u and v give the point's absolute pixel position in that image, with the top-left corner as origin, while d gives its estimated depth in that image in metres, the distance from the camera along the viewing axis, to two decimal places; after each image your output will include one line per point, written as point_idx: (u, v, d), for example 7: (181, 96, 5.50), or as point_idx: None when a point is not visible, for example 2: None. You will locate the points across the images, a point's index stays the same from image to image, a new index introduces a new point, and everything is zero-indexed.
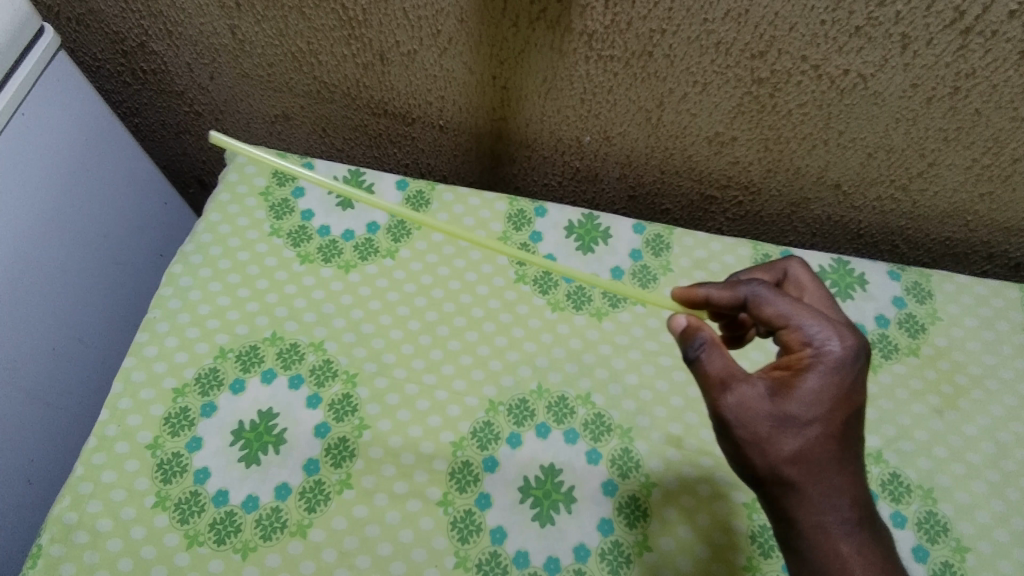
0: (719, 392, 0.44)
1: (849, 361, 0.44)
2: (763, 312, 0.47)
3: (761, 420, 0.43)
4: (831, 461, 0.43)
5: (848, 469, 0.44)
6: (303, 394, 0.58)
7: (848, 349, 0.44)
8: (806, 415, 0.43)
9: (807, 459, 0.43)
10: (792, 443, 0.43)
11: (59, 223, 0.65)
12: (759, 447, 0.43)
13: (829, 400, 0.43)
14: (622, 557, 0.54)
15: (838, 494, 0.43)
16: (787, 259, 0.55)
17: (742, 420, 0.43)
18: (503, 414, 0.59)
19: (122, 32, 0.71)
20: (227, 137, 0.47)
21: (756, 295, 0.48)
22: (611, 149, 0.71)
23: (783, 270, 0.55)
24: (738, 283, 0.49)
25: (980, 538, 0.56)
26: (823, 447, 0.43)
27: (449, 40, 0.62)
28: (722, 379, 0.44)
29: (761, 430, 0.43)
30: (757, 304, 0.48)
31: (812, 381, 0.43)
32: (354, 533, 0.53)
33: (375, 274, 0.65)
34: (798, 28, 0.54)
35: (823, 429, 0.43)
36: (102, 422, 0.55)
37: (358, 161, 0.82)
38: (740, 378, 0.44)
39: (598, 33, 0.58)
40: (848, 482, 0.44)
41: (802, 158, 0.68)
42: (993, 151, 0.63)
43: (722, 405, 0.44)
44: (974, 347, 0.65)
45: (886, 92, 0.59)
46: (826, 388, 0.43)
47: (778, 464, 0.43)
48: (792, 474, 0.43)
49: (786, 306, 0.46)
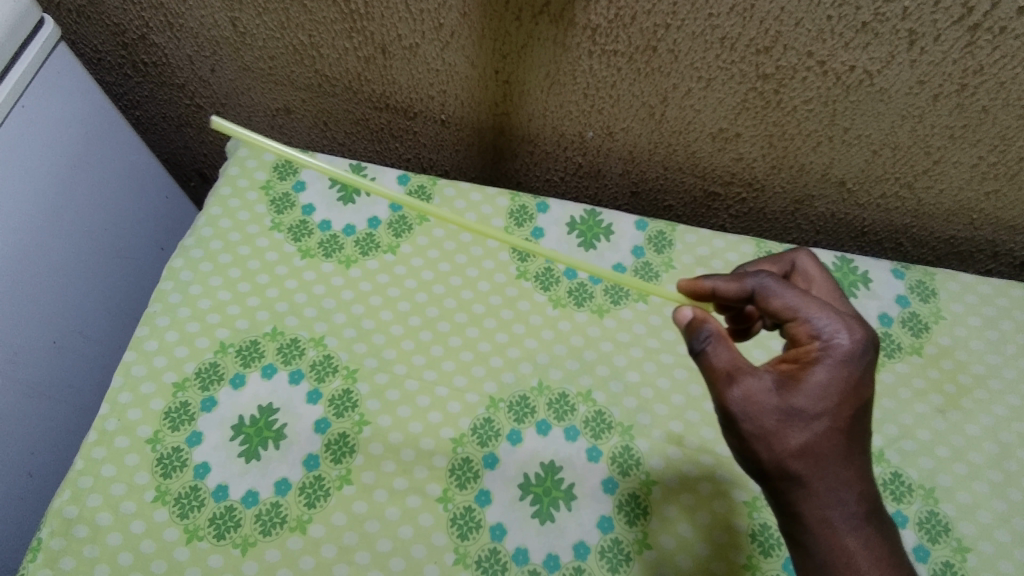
0: (725, 385, 0.44)
1: (857, 354, 0.44)
2: (770, 304, 0.47)
3: (766, 414, 0.43)
4: (837, 456, 0.43)
5: (854, 464, 0.44)
6: (303, 390, 0.58)
7: (857, 343, 0.44)
8: (813, 409, 0.43)
9: (814, 453, 0.43)
10: (799, 437, 0.43)
11: (60, 216, 0.65)
12: (765, 440, 0.43)
13: (836, 394, 0.43)
14: (622, 555, 0.54)
15: (844, 488, 0.43)
16: (794, 251, 0.55)
17: (748, 413, 0.43)
18: (503, 410, 0.59)
19: (122, 24, 0.70)
20: (229, 124, 0.46)
21: (764, 287, 0.47)
22: (613, 145, 0.71)
23: (791, 263, 0.54)
24: (745, 275, 0.49)
25: (980, 538, 0.56)
26: (830, 442, 0.43)
27: (451, 33, 0.61)
28: (728, 372, 0.44)
29: (767, 424, 0.43)
30: (764, 296, 0.47)
31: (820, 374, 0.43)
32: (354, 529, 0.53)
33: (375, 269, 0.65)
34: (804, 24, 0.54)
35: (830, 423, 0.43)
36: (102, 417, 0.55)
37: (359, 155, 0.82)
38: (746, 371, 0.44)
39: (602, 26, 0.57)
40: (854, 477, 0.44)
41: (807, 155, 0.68)
42: (999, 149, 0.63)
43: (728, 398, 0.43)
44: (978, 346, 0.64)
45: (892, 88, 0.58)
46: (834, 381, 0.43)
47: (784, 458, 0.43)
48: (798, 468, 0.43)
49: (794, 299, 0.46)
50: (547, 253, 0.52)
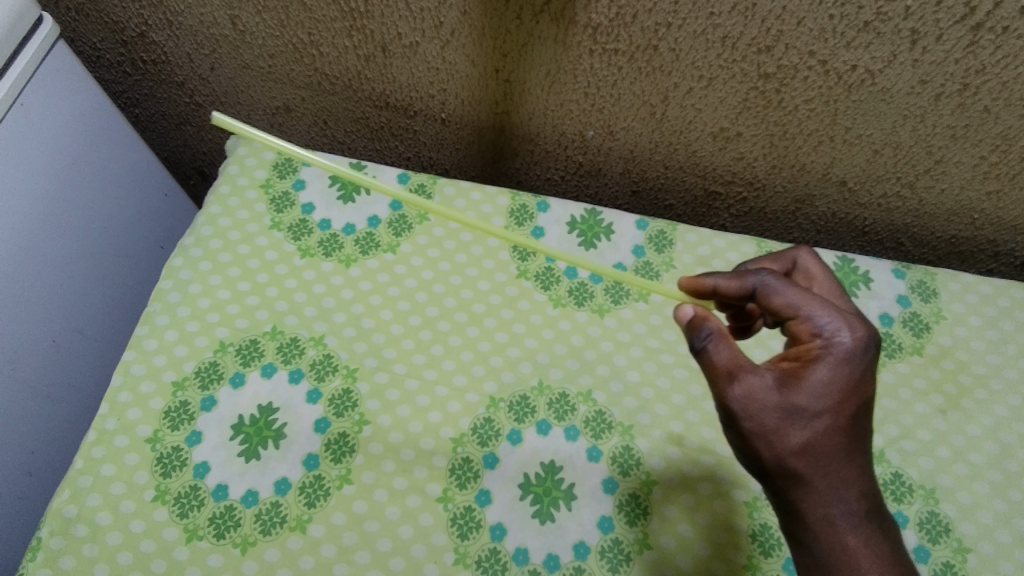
0: (725, 383, 0.44)
1: (858, 353, 0.44)
2: (771, 302, 0.47)
3: (767, 412, 0.43)
4: (838, 454, 0.43)
5: (855, 462, 0.44)
6: (303, 389, 0.58)
7: (858, 341, 0.44)
8: (814, 407, 0.43)
9: (814, 451, 0.43)
10: (800, 434, 0.42)
11: (59, 215, 0.65)
12: (766, 438, 0.43)
13: (838, 392, 0.43)
14: (622, 555, 0.54)
15: (844, 486, 0.43)
16: (795, 249, 0.55)
17: (749, 411, 0.43)
18: (504, 410, 0.59)
19: (121, 22, 0.70)
20: (231, 119, 0.46)
21: (765, 284, 0.47)
22: (614, 144, 0.71)
23: (792, 261, 0.54)
24: (746, 273, 0.49)
25: (981, 538, 0.56)
26: (831, 440, 0.43)
27: (451, 32, 0.61)
28: (729, 369, 0.44)
29: (768, 422, 0.43)
30: (765, 294, 0.47)
31: (821, 372, 0.43)
32: (354, 529, 0.53)
33: (376, 268, 0.65)
34: (806, 23, 0.54)
35: (830, 421, 0.43)
36: (102, 416, 0.55)
37: (359, 154, 0.81)
38: (747, 369, 0.44)
39: (602, 25, 0.57)
40: (855, 475, 0.43)
41: (808, 155, 0.67)
42: (1001, 149, 0.62)
43: (728, 396, 0.43)
44: (979, 347, 0.64)
45: (893, 88, 0.58)
46: (835, 380, 0.43)
47: (785, 456, 0.43)
48: (799, 466, 0.43)
49: (795, 297, 0.46)
50: (548, 252, 0.52)
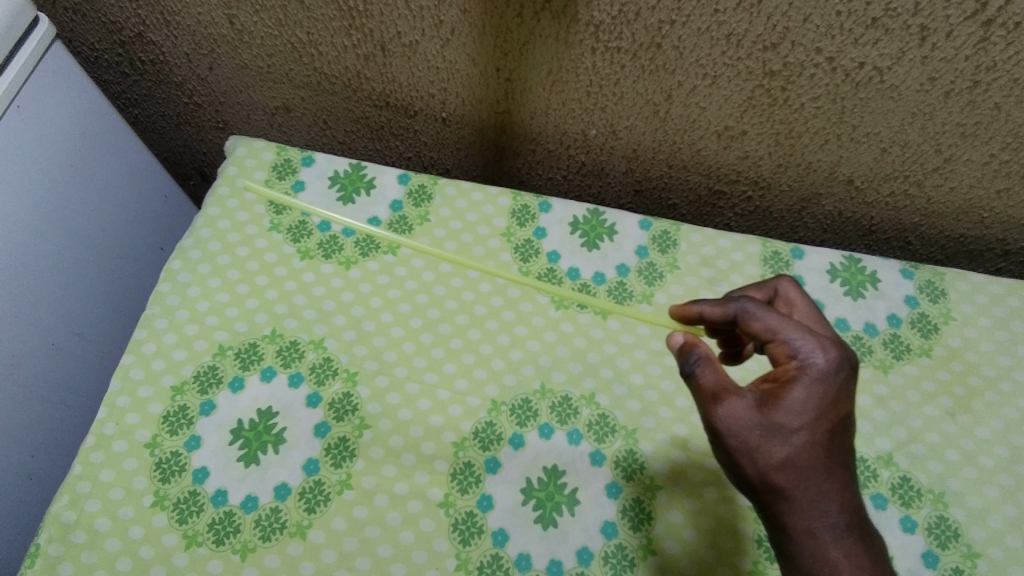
0: (710, 404, 0.43)
1: (833, 372, 0.43)
2: (751, 327, 0.46)
3: (750, 430, 0.42)
4: (819, 468, 0.42)
5: (836, 476, 0.43)
6: (303, 393, 0.57)
7: (832, 360, 0.43)
8: (793, 423, 0.42)
9: (796, 465, 0.42)
10: (781, 451, 0.42)
11: (56, 218, 0.65)
12: (750, 455, 0.42)
13: (814, 410, 0.42)
14: (626, 561, 0.53)
15: (825, 499, 0.42)
16: (778, 277, 0.54)
17: (732, 430, 0.42)
18: (506, 414, 0.58)
19: (119, 22, 0.69)
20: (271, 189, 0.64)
21: (745, 310, 0.47)
22: (617, 143, 0.70)
23: (774, 289, 0.53)
24: (729, 299, 0.48)
25: (991, 543, 0.55)
26: (811, 455, 0.42)
27: (452, 30, 0.60)
28: (714, 392, 0.43)
29: (751, 439, 0.42)
30: (746, 320, 0.47)
31: (798, 392, 0.43)
32: (354, 534, 0.52)
33: (376, 270, 0.64)
34: (812, 19, 0.53)
35: (809, 437, 0.42)
36: (100, 421, 0.55)
37: (359, 154, 0.81)
38: (730, 390, 0.43)
39: (605, 23, 0.56)
40: (836, 489, 0.42)
41: (814, 154, 0.66)
42: (1012, 147, 0.61)
43: (714, 417, 0.43)
44: (988, 348, 0.63)
45: (902, 85, 0.57)
46: (811, 398, 0.42)
47: (768, 471, 0.42)
48: (781, 482, 0.42)
49: (773, 321, 0.45)
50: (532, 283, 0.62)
